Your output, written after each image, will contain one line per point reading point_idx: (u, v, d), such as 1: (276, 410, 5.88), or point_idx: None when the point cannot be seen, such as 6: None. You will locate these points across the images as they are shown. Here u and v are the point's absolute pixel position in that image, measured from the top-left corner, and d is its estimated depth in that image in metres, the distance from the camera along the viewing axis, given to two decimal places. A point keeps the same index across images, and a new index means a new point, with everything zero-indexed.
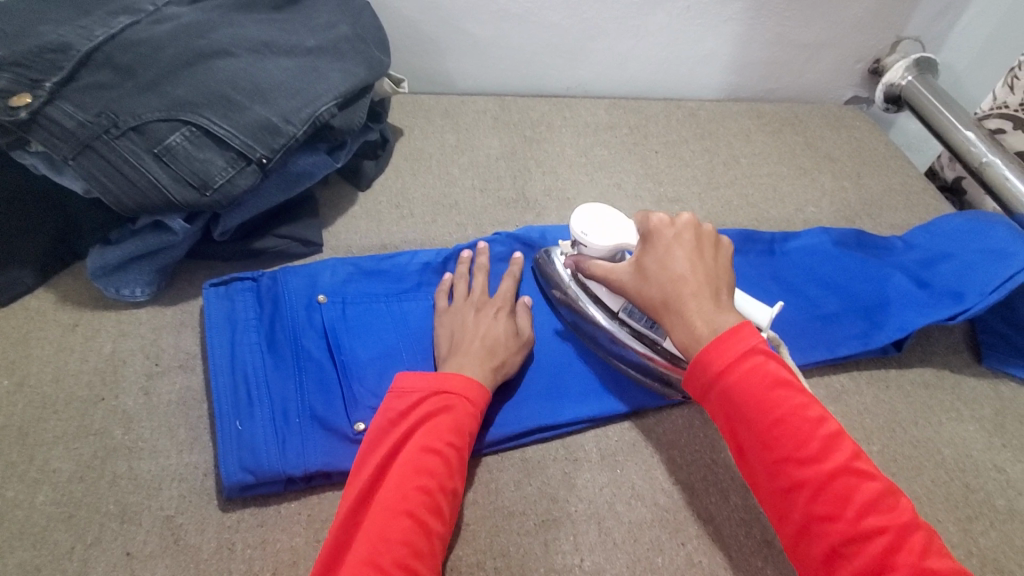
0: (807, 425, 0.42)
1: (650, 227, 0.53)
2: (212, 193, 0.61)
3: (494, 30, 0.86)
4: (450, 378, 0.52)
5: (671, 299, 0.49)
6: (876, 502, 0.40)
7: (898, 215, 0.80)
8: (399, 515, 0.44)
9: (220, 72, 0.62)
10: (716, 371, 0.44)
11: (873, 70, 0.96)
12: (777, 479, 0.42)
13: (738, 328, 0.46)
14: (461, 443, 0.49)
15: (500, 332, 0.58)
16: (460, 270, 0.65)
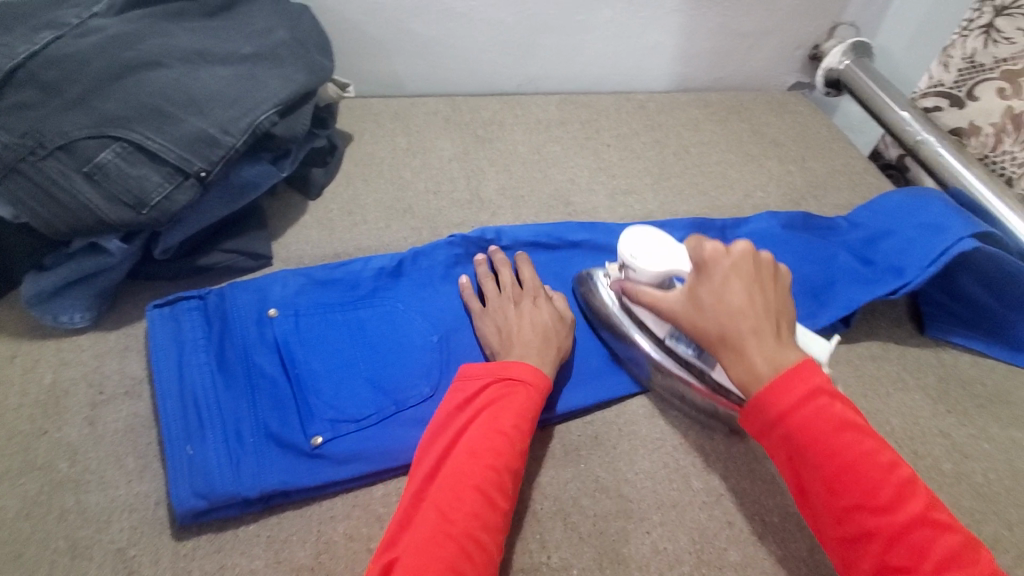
0: (878, 473, 0.42)
1: (705, 255, 0.51)
2: (149, 210, 0.58)
3: (441, 30, 0.85)
4: (518, 365, 0.54)
5: (730, 335, 0.49)
6: (953, 555, 0.40)
7: (842, 195, 0.83)
8: (467, 489, 0.46)
9: (152, 84, 0.60)
10: (778, 414, 0.44)
11: (812, 56, 0.98)
12: (845, 525, 0.43)
13: (799, 369, 0.46)
14: (525, 425, 0.51)
15: (545, 318, 0.60)
16: (482, 272, 0.66)
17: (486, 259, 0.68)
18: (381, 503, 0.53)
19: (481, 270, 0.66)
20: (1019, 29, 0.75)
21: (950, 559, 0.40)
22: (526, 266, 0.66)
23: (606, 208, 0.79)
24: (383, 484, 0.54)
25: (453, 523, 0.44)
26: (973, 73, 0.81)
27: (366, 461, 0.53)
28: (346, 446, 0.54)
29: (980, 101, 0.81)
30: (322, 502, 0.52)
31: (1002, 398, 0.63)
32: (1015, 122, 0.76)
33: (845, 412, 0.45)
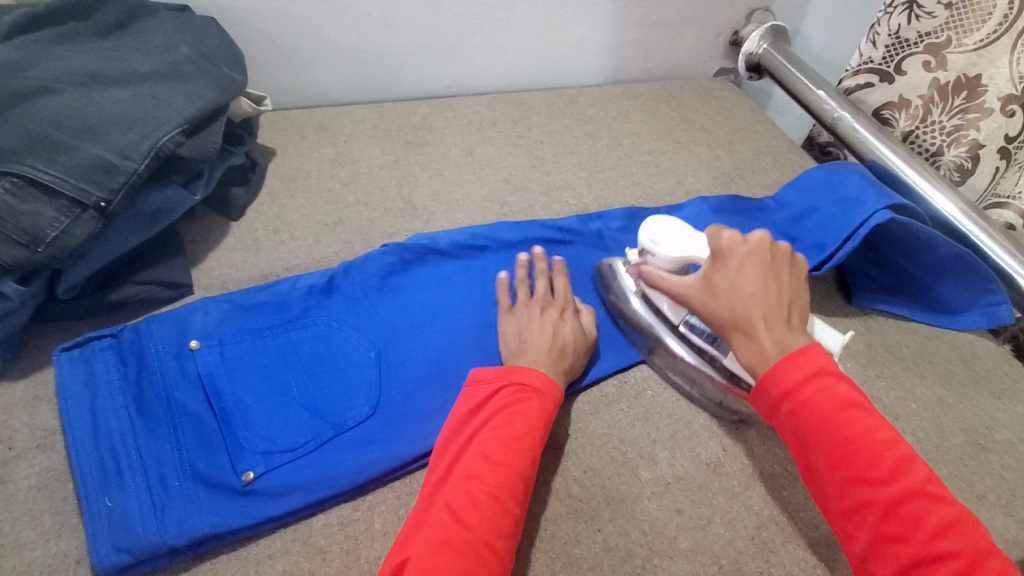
0: (880, 448, 0.42)
1: (721, 244, 0.52)
2: (45, 247, 0.54)
3: (360, 36, 0.83)
4: (531, 371, 0.53)
5: (742, 319, 0.50)
6: (950, 527, 0.39)
7: (770, 174, 0.85)
8: (481, 496, 0.45)
9: (42, 112, 0.56)
10: (782, 391, 0.46)
11: (733, 42, 1.01)
12: (844, 499, 0.42)
13: (805, 351, 0.47)
14: (538, 434, 0.50)
15: (569, 332, 0.59)
16: (518, 274, 0.65)
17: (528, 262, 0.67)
18: (323, 533, 0.51)
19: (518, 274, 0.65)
20: (939, 4, 0.73)
21: (945, 530, 0.39)
22: (546, 278, 0.65)
23: (542, 205, 0.79)
24: (326, 513, 0.52)
25: (466, 527, 0.43)
26: (900, 49, 0.80)
27: (303, 491, 0.51)
28: (280, 479, 0.51)
29: (907, 75, 0.80)
30: (260, 540, 0.50)
31: (926, 358, 0.66)
32: (942, 92, 0.77)
33: (849, 393, 0.45)
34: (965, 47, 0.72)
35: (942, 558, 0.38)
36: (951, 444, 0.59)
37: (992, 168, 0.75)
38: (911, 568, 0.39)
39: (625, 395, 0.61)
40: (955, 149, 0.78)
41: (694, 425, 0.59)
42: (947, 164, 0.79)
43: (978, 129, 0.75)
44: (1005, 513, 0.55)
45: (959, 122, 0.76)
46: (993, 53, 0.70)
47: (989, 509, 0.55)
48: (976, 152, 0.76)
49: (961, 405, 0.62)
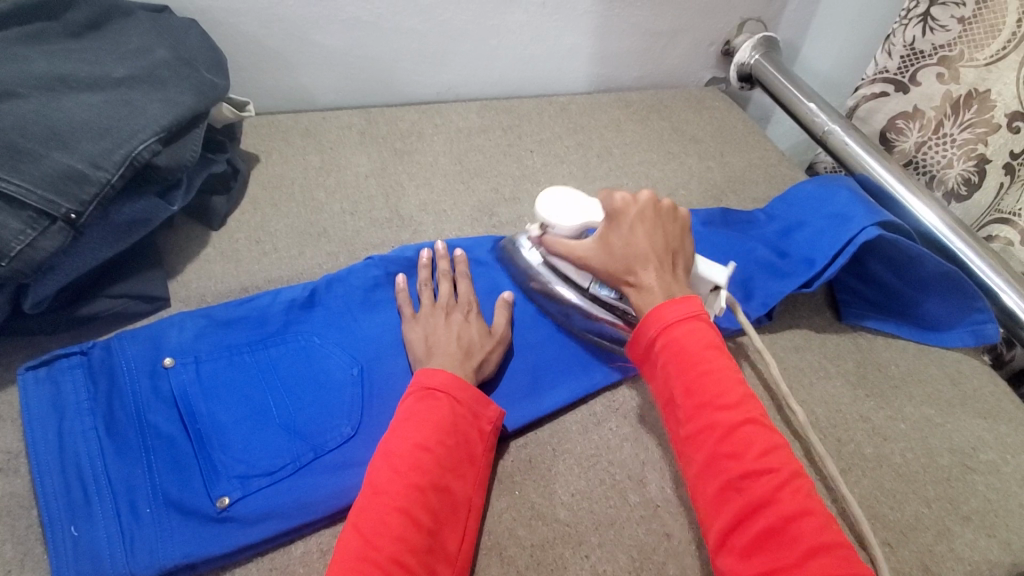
0: (730, 380, 0.45)
1: (614, 204, 0.56)
2: (9, 261, 0.51)
3: (347, 40, 0.81)
4: (432, 373, 0.51)
5: (632, 270, 0.53)
6: (775, 450, 0.42)
7: (760, 187, 0.85)
8: (391, 513, 0.43)
9: (4, 117, 0.53)
10: (660, 327, 0.48)
11: (725, 52, 1.00)
12: (691, 423, 0.44)
13: (688, 298, 0.49)
14: (452, 441, 0.49)
15: (475, 332, 0.58)
16: (421, 276, 0.64)
17: (430, 260, 0.66)
18: (302, 562, 0.49)
19: (422, 275, 0.64)
20: (954, 17, 0.73)
21: (768, 451, 0.42)
22: (445, 281, 0.63)
23: (531, 217, 0.78)
24: (305, 541, 0.50)
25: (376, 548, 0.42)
26: (914, 60, 0.80)
27: (282, 517, 0.49)
28: (256, 505, 0.49)
29: (922, 86, 0.80)
30: (236, 570, 0.48)
31: (914, 377, 0.66)
32: (954, 106, 0.77)
33: (714, 337, 0.47)
34: (977, 61, 0.73)
35: (763, 474, 0.40)
36: (938, 465, 0.58)
37: (996, 184, 0.75)
38: (736, 482, 0.41)
39: (613, 415, 0.60)
40: (963, 162, 0.77)
41: None
42: (955, 177, 0.79)
43: (985, 144, 0.75)
44: (989, 534, 0.54)
45: (969, 136, 0.76)
46: (1001, 69, 0.71)
47: (973, 530, 0.54)
48: (984, 166, 0.76)
49: (947, 424, 0.62)
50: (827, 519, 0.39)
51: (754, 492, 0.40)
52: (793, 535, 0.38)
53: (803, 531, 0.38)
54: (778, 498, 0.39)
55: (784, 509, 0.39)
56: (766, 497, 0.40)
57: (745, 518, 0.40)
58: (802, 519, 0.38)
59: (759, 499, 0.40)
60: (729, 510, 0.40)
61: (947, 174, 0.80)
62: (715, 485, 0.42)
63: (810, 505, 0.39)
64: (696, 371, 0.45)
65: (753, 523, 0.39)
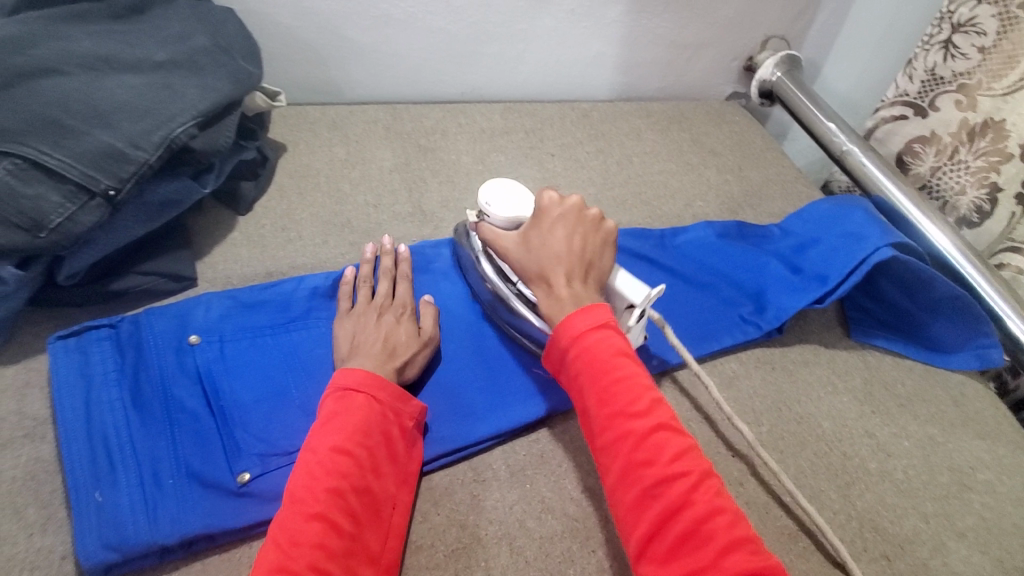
0: (640, 387, 0.46)
1: (542, 204, 0.58)
2: (47, 233, 0.53)
3: (378, 37, 0.82)
4: (350, 373, 0.51)
5: (546, 274, 0.54)
6: (685, 453, 0.44)
7: (776, 203, 0.86)
8: (307, 520, 0.42)
9: (49, 93, 0.55)
10: (571, 339, 0.49)
11: (747, 68, 1.01)
12: (606, 433, 0.45)
13: (592, 308, 0.51)
14: (372, 442, 0.48)
15: (402, 332, 0.57)
16: (363, 272, 0.63)
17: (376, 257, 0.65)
18: None
19: (362, 271, 0.63)
20: (975, 46, 0.75)
21: (679, 454, 0.44)
22: (385, 280, 0.63)
23: None
24: None
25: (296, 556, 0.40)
26: (934, 86, 0.81)
27: None
28: (276, 483, 0.51)
29: (940, 111, 0.81)
30: (253, 544, 0.49)
31: (919, 396, 0.67)
32: (970, 133, 0.78)
33: (623, 344, 0.49)
34: (994, 91, 0.74)
35: (677, 478, 0.42)
36: (938, 482, 0.60)
37: (1008, 213, 0.75)
38: (652, 489, 0.42)
39: None
40: (976, 190, 0.78)
41: None
42: (966, 206, 0.80)
43: (998, 173, 0.75)
44: (983, 552, 0.55)
45: (983, 164, 0.77)
46: (1018, 100, 0.72)
47: (969, 547, 0.55)
48: (996, 195, 0.76)
49: (950, 444, 0.63)
50: (736, 514, 0.42)
51: (670, 496, 0.42)
52: (706, 535, 0.40)
53: (715, 530, 0.40)
54: (691, 499, 0.42)
55: (697, 511, 0.41)
56: (680, 501, 0.41)
57: (662, 524, 0.41)
58: (714, 517, 0.41)
59: (674, 502, 0.41)
60: (648, 517, 0.42)
61: (959, 201, 0.81)
62: (633, 494, 0.43)
63: (720, 503, 0.42)
64: (608, 380, 0.46)
65: (671, 528, 0.41)
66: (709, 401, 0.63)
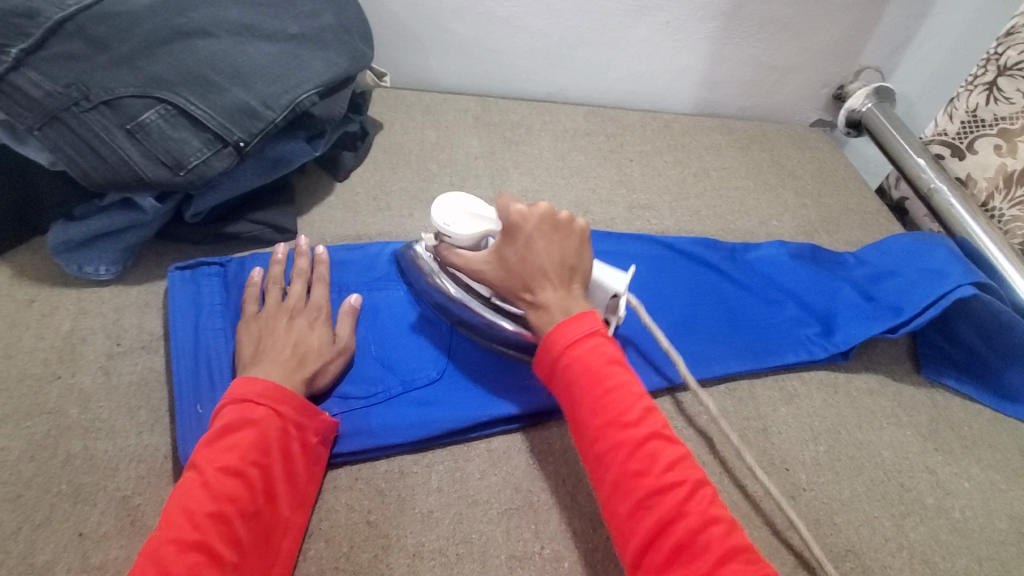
0: (633, 396, 0.47)
1: (510, 218, 0.53)
2: (185, 173, 0.60)
3: (479, 32, 0.87)
4: (249, 384, 0.49)
5: (530, 289, 0.53)
6: (679, 463, 0.45)
7: (854, 232, 0.85)
8: (187, 549, 0.41)
9: (199, 52, 0.62)
10: (562, 346, 0.49)
11: (837, 96, 1.00)
12: (599, 444, 0.46)
13: (585, 314, 0.50)
14: (266, 461, 0.47)
15: (313, 341, 0.55)
16: (272, 274, 0.61)
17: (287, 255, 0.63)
18: (384, 477, 0.53)
19: (271, 272, 0.60)
20: (1019, 90, 0.76)
21: (675, 463, 0.44)
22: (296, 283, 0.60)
23: (623, 220, 0.80)
24: (388, 460, 0.55)
25: None
26: (973, 128, 0.82)
27: (371, 435, 0.55)
28: (350, 421, 0.55)
29: (977, 155, 0.82)
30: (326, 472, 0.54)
31: (987, 441, 0.65)
32: (1007, 179, 0.79)
33: (617, 352, 0.49)
34: None
35: (672, 487, 0.43)
36: (996, 527, 0.58)
37: None
38: (646, 500, 0.43)
39: (681, 414, 0.61)
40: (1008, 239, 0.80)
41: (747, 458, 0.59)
42: None
43: None
44: None
45: (1016, 213, 0.78)
46: None
47: None
48: None
49: (1013, 493, 0.61)
50: (730, 524, 0.43)
51: (664, 507, 0.42)
52: (702, 547, 0.41)
53: (711, 540, 0.41)
54: (687, 509, 0.42)
55: (693, 522, 0.42)
56: (676, 510, 0.42)
57: (656, 537, 0.42)
58: (709, 527, 0.42)
59: (670, 512, 0.42)
60: (643, 528, 0.42)
61: None
62: (627, 504, 0.44)
63: (715, 511, 0.43)
64: (600, 391, 0.47)
65: (667, 538, 0.42)
66: (767, 414, 0.62)
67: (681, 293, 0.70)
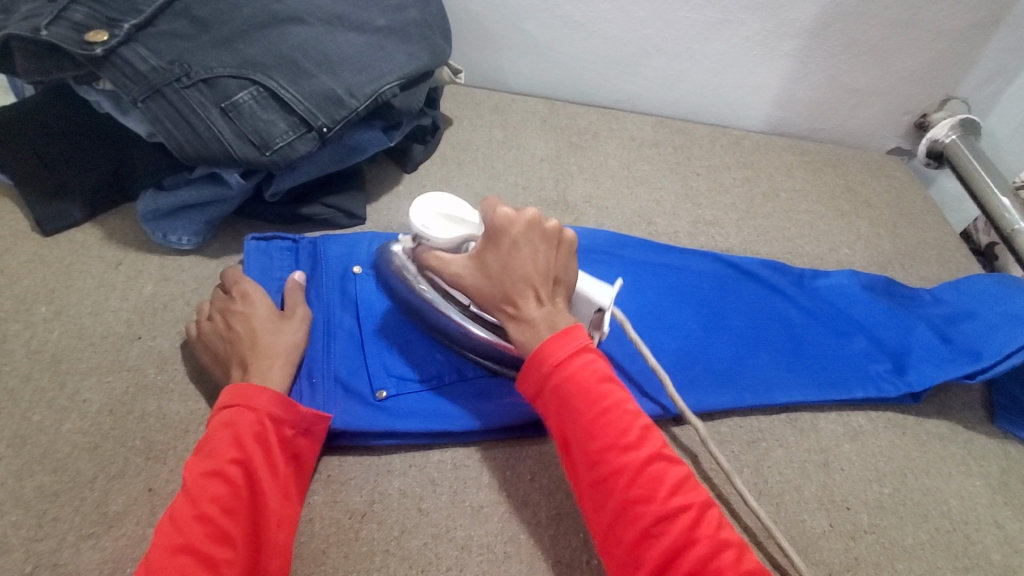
0: (629, 416, 0.45)
1: (495, 222, 0.51)
2: (271, 153, 0.62)
3: (554, 35, 0.87)
4: (227, 390, 0.49)
5: (512, 300, 0.50)
6: (682, 485, 0.43)
7: (930, 268, 0.81)
8: (172, 554, 0.41)
9: (293, 38, 0.64)
10: (554, 364, 0.46)
11: (918, 124, 0.96)
12: (597, 469, 0.44)
13: (571, 330, 0.48)
14: (247, 458, 0.46)
15: (257, 318, 0.55)
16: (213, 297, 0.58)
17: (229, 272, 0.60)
18: (436, 467, 0.55)
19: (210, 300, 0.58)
20: None
21: (678, 486, 0.42)
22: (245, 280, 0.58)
23: (687, 234, 0.79)
24: (441, 452, 0.56)
25: None
26: None
27: (425, 419, 0.56)
28: (406, 404, 0.57)
29: None
30: (383, 455, 0.55)
31: None
32: None
33: (608, 369, 0.47)
34: None
35: (677, 513, 0.41)
36: None
37: None
38: (652, 527, 0.41)
39: (738, 439, 0.60)
40: None
41: (804, 492, 0.57)
42: None
43: None
44: None
45: None
46: None
47: None
48: None
49: None
50: (739, 547, 0.41)
51: (671, 535, 0.40)
52: (716, 574, 0.39)
53: (724, 566, 0.39)
54: (693, 536, 0.40)
55: (702, 548, 0.40)
56: (684, 537, 0.40)
57: (667, 566, 0.40)
58: (720, 553, 0.40)
59: (678, 541, 0.40)
60: (651, 558, 0.40)
61: None
62: (632, 533, 0.41)
63: (723, 535, 0.41)
64: (595, 412, 0.44)
65: (678, 567, 0.40)
66: (826, 448, 0.61)
67: (743, 314, 0.68)
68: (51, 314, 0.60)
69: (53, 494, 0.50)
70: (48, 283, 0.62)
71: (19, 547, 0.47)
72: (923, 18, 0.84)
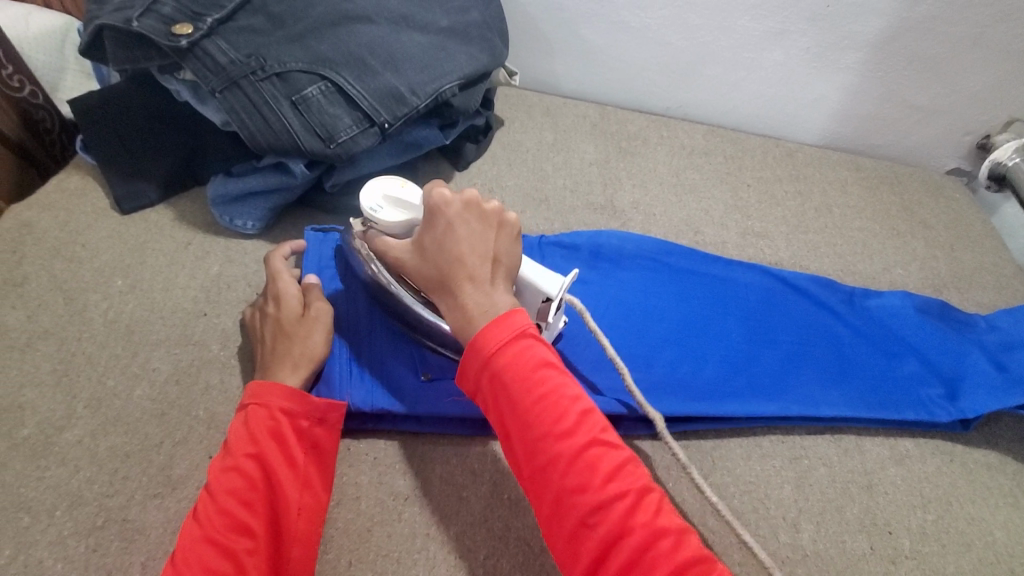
0: (565, 403, 0.44)
1: (431, 203, 0.50)
2: (335, 146, 0.65)
3: (609, 41, 0.88)
4: (247, 388, 0.53)
5: (449, 283, 0.49)
6: (619, 470, 0.42)
7: (987, 294, 0.79)
8: (196, 542, 0.44)
9: (361, 37, 0.67)
10: (489, 355, 0.45)
11: (981, 145, 0.92)
12: (536, 458, 0.43)
13: (509, 316, 0.47)
14: (262, 451, 0.49)
15: (284, 318, 0.57)
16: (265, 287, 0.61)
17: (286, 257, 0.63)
18: (478, 458, 0.57)
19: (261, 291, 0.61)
20: None
21: (616, 472, 0.42)
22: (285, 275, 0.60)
23: (735, 245, 0.79)
24: (483, 444, 0.58)
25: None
26: None
27: (466, 405, 0.58)
28: (448, 390, 0.58)
29: None
30: (427, 442, 0.57)
31: None
32: None
33: (546, 354, 0.46)
34: None
35: (612, 500, 0.41)
36: None
37: None
38: (587, 517, 0.41)
39: (778, 453, 0.60)
40: None
41: (845, 512, 0.57)
42: None
43: None
44: None
45: None
46: None
47: None
48: None
49: None
50: (679, 532, 0.41)
51: (606, 524, 0.40)
52: (650, 562, 0.39)
53: (659, 555, 0.39)
54: (628, 524, 0.40)
55: (638, 537, 0.40)
56: (619, 526, 0.40)
57: (601, 555, 0.40)
58: (657, 540, 0.40)
59: (612, 530, 0.40)
60: (587, 547, 0.40)
61: None
62: (569, 523, 0.41)
63: (660, 522, 0.41)
64: (531, 401, 0.44)
65: (613, 556, 0.40)
66: (868, 470, 0.60)
67: (790, 329, 0.68)
68: (126, 287, 0.64)
69: (124, 454, 0.53)
70: (124, 258, 0.66)
71: (92, 501, 0.51)
72: (992, 37, 0.81)
